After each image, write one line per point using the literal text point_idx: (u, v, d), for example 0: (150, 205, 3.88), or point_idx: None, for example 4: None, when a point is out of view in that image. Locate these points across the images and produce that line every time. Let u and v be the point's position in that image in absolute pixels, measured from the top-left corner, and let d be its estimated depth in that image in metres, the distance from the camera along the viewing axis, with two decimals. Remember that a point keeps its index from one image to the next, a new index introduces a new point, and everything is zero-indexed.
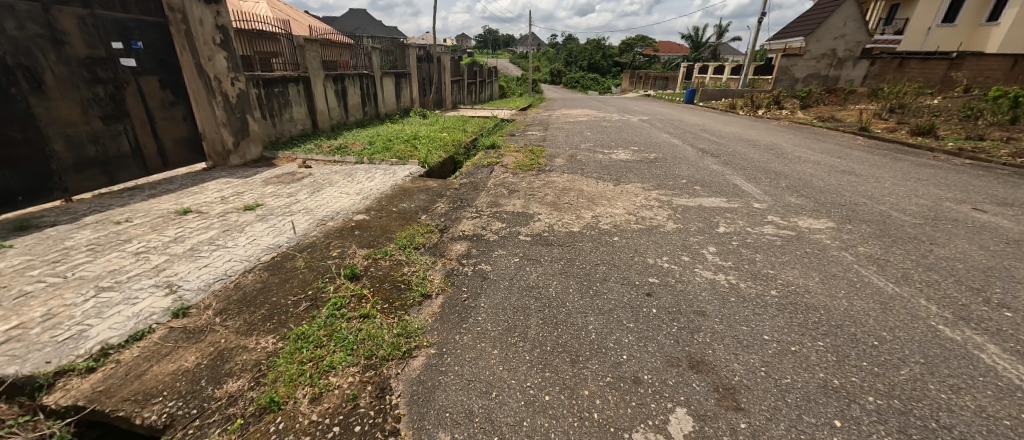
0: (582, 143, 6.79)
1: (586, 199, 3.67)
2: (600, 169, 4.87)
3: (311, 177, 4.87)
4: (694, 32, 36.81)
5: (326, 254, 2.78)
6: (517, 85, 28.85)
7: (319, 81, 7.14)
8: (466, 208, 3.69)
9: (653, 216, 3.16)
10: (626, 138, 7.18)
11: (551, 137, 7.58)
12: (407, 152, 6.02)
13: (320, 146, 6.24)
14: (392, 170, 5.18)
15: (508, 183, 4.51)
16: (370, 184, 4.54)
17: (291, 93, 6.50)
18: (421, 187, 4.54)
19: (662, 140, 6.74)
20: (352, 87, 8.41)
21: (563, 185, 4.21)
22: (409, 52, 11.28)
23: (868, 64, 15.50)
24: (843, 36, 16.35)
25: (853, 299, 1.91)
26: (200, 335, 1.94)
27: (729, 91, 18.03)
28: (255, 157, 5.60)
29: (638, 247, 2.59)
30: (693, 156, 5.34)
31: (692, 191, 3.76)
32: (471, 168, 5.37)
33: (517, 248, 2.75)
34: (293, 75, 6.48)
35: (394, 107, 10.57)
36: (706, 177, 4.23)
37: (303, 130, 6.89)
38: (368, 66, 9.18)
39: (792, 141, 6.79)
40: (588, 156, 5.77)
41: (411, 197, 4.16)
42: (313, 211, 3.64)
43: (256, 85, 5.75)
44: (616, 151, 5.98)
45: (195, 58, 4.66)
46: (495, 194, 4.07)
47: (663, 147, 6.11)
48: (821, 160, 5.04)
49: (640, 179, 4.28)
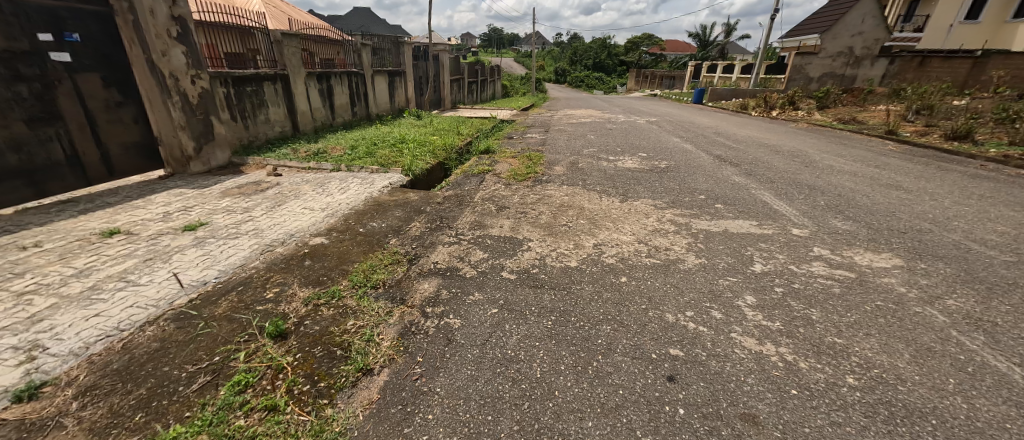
0: (586, 148, 6.17)
1: (587, 220, 3.08)
2: (604, 181, 4.28)
3: (277, 187, 4.31)
4: (702, 30, 35.93)
5: (257, 297, 2.21)
6: (519, 84, 28.21)
7: (300, 79, 6.59)
8: (445, 230, 3.11)
9: (668, 246, 2.57)
10: (633, 142, 6.55)
11: (551, 141, 6.97)
12: (390, 158, 5.45)
13: (297, 150, 5.69)
14: (370, 180, 4.62)
15: (498, 197, 3.92)
16: (341, 197, 3.97)
17: (266, 92, 5.95)
18: (399, 201, 3.97)
19: (673, 146, 6.12)
20: (338, 86, 7.86)
21: (561, 200, 3.62)
22: (403, 49, 10.73)
23: (887, 63, 14.73)
24: (861, 34, 15.42)
25: (973, 399, 1.31)
26: (36, 435, 1.37)
27: (740, 91, 17.29)
28: (221, 163, 5.06)
29: (653, 294, 2.01)
30: (709, 165, 4.73)
31: (713, 211, 3.17)
32: (460, 178, 4.79)
33: (497, 291, 2.17)
34: (269, 73, 5.93)
35: (387, 107, 10.01)
36: (728, 192, 3.63)
37: (282, 133, 6.34)
38: (358, 64, 8.61)
39: (817, 147, 6.16)
40: (591, 164, 5.17)
41: (384, 214, 3.58)
42: (263, 232, 3.07)
43: (224, 83, 5.21)
44: (622, 158, 5.37)
45: (146, 53, 4.12)
46: (481, 211, 3.49)
47: (675, 154, 5.50)
48: (858, 171, 4.42)
49: (651, 194, 3.68)
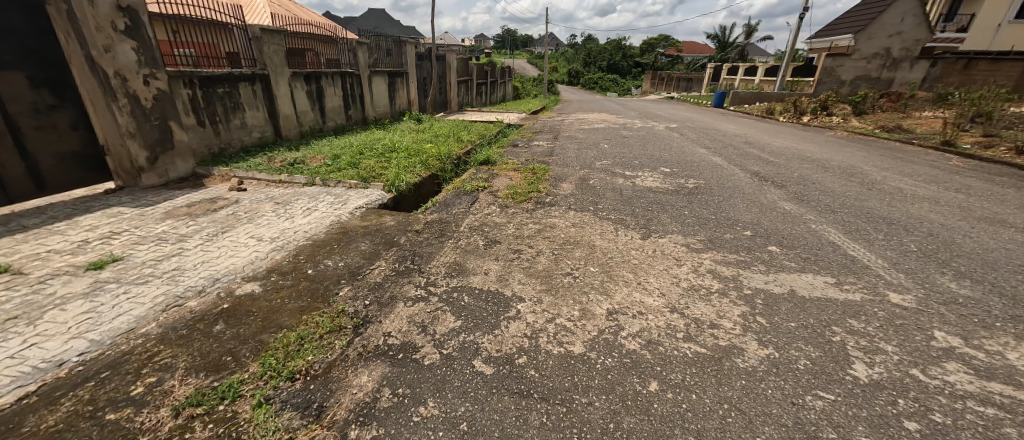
0: (598, 161, 5.40)
1: (599, 268, 2.34)
2: (620, 205, 3.52)
3: (233, 207, 3.67)
4: (721, 31, 34.72)
5: (117, 393, 1.54)
6: (532, 86, 27.53)
7: (284, 80, 6.00)
8: (414, 276, 2.40)
9: (715, 318, 1.81)
10: (653, 153, 5.76)
11: (560, 151, 6.22)
12: (374, 171, 4.78)
13: (272, 159, 5.07)
14: (344, 199, 3.95)
15: (490, 225, 3.20)
16: (302, 223, 3.30)
17: (243, 94, 5.37)
18: (371, 227, 3.29)
19: (700, 159, 5.31)
20: (330, 87, 7.26)
21: (566, 234, 2.89)
22: (406, 48, 10.12)
23: (929, 65, 13.65)
24: (900, 34, 14.26)
25: None
26: None
27: (765, 94, 16.24)
28: (182, 174, 4.46)
29: (705, 427, 1.25)
30: (748, 186, 3.95)
31: (767, 257, 2.39)
32: (449, 197, 4.08)
33: (462, 402, 1.43)
34: (246, 73, 5.33)
35: (386, 110, 9.40)
36: (781, 227, 2.84)
37: (261, 138, 5.75)
38: (353, 63, 8.01)
39: (870, 161, 5.29)
40: (605, 181, 4.41)
41: (346, 247, 2.89)
42: (182, 274, 2.41)
43: (189, 84, 4.62)
44: (641, 175, 4.60)
45: (85, 49, 3.54)
46: (465, 247, 2.78)
47: (704, 170, 4.70)
48: (937, 197, 3.57)
49: (681, 227, 2.92)
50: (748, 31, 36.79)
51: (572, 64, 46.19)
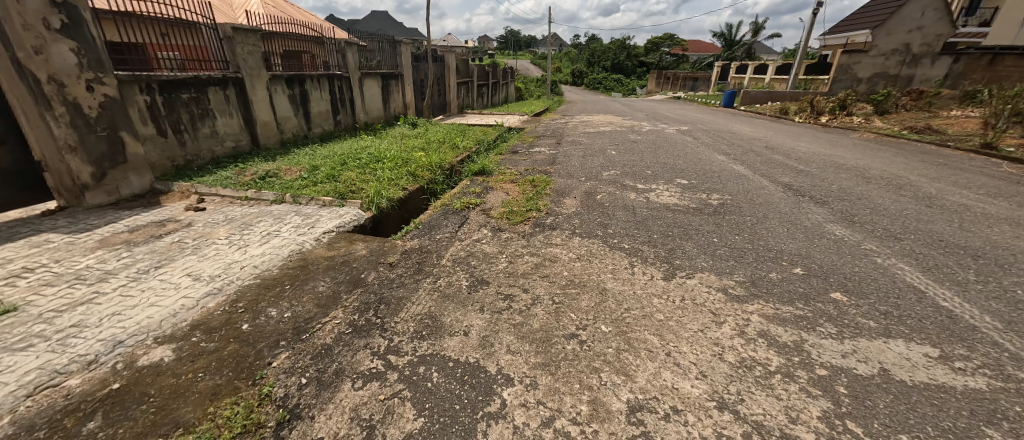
0: (605, 171, 4.84)
1: (613, 327, 1.79)
2: (634, 229, 2.97)
3: (182, 232, 3.16)
4: (727, 29, 33.99)
5: None
6: (535, 87, 27.00)
7: (261, 83, 5.51)
8: (372, 337, 1.85)
9: (784, 423, 1.26)
10: (666, 162, 5.18)
11: (562, 159, 5.68)
12: (354, 185, 4.26)
13: (242, 172, 4.56)
14: (314, 221, 3.43)
15: (478, 257, 2.66)
16: (255, 253, 2.78)
17: (212, 99, 4.87)
18: (337, 259, 2.77)
19: (720, 168, 4.72)
20: (315, 91, 6.76)
21: (569, 272, 2.34)
22: (401, 49, 9.61)
23: (951, 61, 13.02)
24: (921, 28, 13.36)
25: None
26: None
27: (778, 93, 15.57)
28: (136, 191, 3.97)
29: None
30: (782, 203, 3.38)
31: (833, 310, 1.83)
32: (435, 217, 3.56)
33: None
34: (215, 76, 4.84)
35: (379, 114, 8.91)
36: (839, 263, 2.28)
37: (234, 147, 5.25)
38: (342, 65, 7.52)
39: (913, 169, 4.69)
40: (614, 197, 3.85)
41: (299, 288, 2.35)
42: (76, 334, 1.88)
43: (146, 89, 4.13)
44: (655, 188, 4.04)
45: (10, 51, 3.04)
46: (444, 290, 2.24)
47: (727, 181, 4.12)
48: (1014, 217, 2.99)
49: (714, 262, 2.35)
50: (755, 29, 36.06)
51: (575, 64, 45.60)
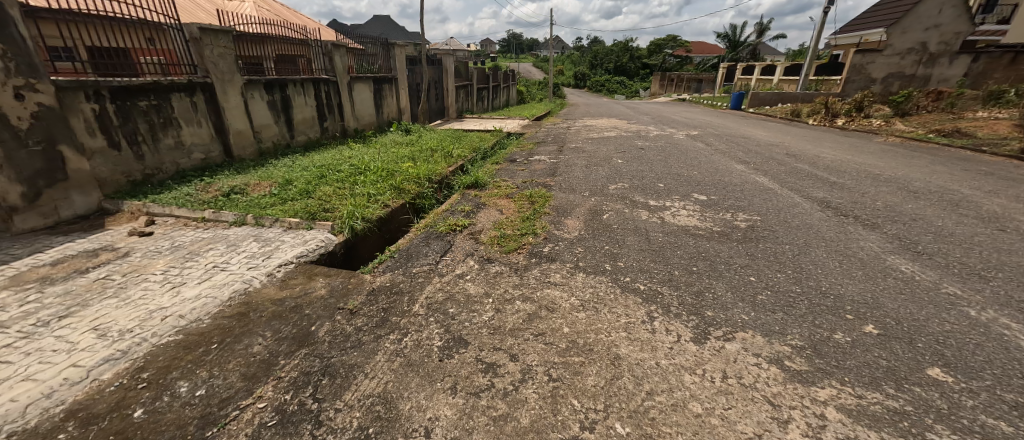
0: (612, 184, 4.34)
1: (633, 428, 1.27)
2: (650, 262, 2.46)
3: (113, 264, 2.67)
4: (732, 30, 33.48)
5: None
6: (537, 90, 26.59)
7: (235, 89, 5.04)
8: (300, 437, 1.34)
9: None
10: (679, 173, 4.67)
11: (564, 169, 5.18)
12: (328, 203, 3.78)
13: (206, 187, 4.09)
14: (273, 248, 2.94)
15: (458, 302, 2.15)
16: (189, 295, 2.28)
17: (176, 107, 4.41)
18: (289, 301, 2.27)
19: (742, 181, 4.20)
20: (299, 96, 6.31)
21: (571, 327, 1.83)
22: (394, 51, 9.17)
23: (970, 61, 12.58)
24: (938, 27, 12.83)
25: None
26: None
27: (788, 95, 15.01)
28: (80, 211, 3.51)
29: None
30: (822, 227, 2.86)
31: (940, 403, 1.31)
32: (415, 243, 3.07)
33: None
34: (179, 82, 4.38)
35: (370, 120, 8.45)
36: (921, 318, 1.76)
37: (204, 159, 4.78)
38: (329, 69, 7.07)
39: (961, 181, 4.15)
40: (624, 217, 3.35)
41: (227, 350, 1.85)
42: None
43: (94, 96, 3.66)
44: (669, 206, 3.52)
45: None
46: (408, 354, 1.74)
47: (753, 197, 3.60)
48: None
49: (757, 315, 1.83)
50: (760, 29, 35.55)
51: (578, 66, 45.19)
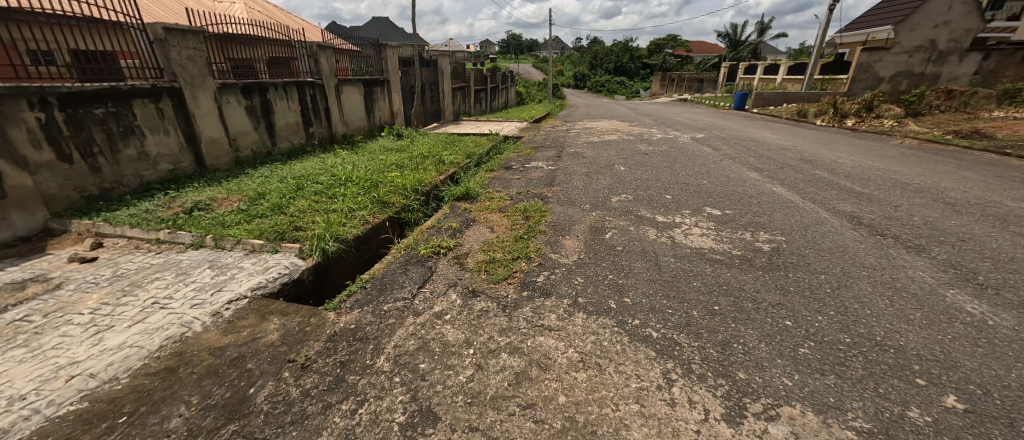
0: (614, 196, 3.96)
1: None
2: (662, 298, 2.07)
3: (38, 301, 2.30)
4: (733, 29, 33.14)
5: None
6: (536, 91, 26.23)
7: (207, 94, 4.68)
8: None
9: None
10: (688, 182, 4.28)
11: (562, 177, 4.81)
12: (300, 220, 3.41)
13: (169, 202, 3.72)
14: (228, 278, 2.56)
15: (432, 353, 1.78)
16: (112, 343, 1.91)
17: (139, 114, 4.04)
18: (232, 350, 1.90)
19: (758, 191, 3.82)
20: (281, 101, 5.95)
21: (568, 395, 1.45)
22: (386, 52, 8.81)
23: (981, 58, 12.17)
24: (948, 23, 12.45)
25: None
26: None
27: (793, 95, 14.64)
28: (21, 232, 3.14)
29: None
30: (858, 250, 2.48)
31: None
32: (392, 269, 2.70)
33: None
34: (142, 87, 4.01)
35: (360, 124, 8.09)
36: (1015, 387, 1.37)
37: (172, 170, 4.41)
38: (315, 71, 6.72)
39: (999, 190, 3.76)
40: (630, 236, 2.96)
41: (136, 425, 1.47)
42: None
43: (39, 104, 3.29)
44: (680, 223, 3.14)
45: None
46: (361, 436, 1.36)
47: (774, 212, 3.22)
48: None
49: (802, 380, 1.45)
50: (760, 28, 35.16)
51: (578, 66, 44.87)
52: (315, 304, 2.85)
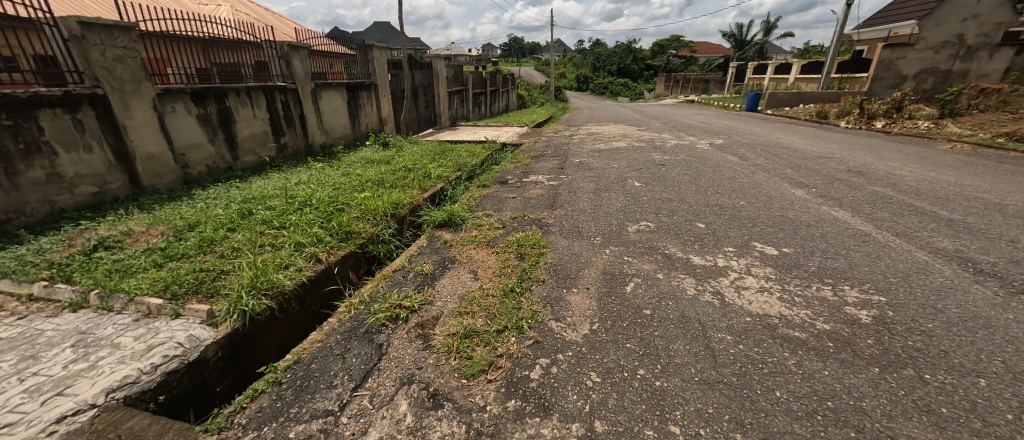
0: (631, 223, 3.18)
1: None
2: (733, 429, 1.27)
3: None
4: (739, 29, 32.30)
5: None
6: (538, 94, 25.53)
7: (144, 101, 3.95)
8: None
9: None
10: (721, 203, 3.49)
11: (566, 196, 4.04)
12: (227, 263, 2.64)
13: (74, 237, 2.97)
14: (88, 366, 1.78)
15: None
16: None
17: (48, 128, 3.30)
18: None
19: (815, 218, 3.02)
20: (243, 109, 5.22)
21: None
22: (374, 54, 8.08)
23: (1013, 53, 10.91)
24: (976, 17, 11.30)
25: None
26: None
27: (809, 95, 13.81)
28: None
29: None
30: (1008, 324, 1.68)
31: None
32: (328, 346, 1.92)
33: None
34: (51, 94, 3.27)
35: (343, 133, 7.35)
36: None
37: (97, 193, 3.66)
38: (286, 75, 5.99)
39: None
40: (660, 290, 2.18)
41: None
42: None
43: None
44: (725, 267, 2.34)
45: None
46: None
47: (849, 251, 2.43)
48: None
49: None
50: (766, 28, 34.36)
51: (581, 68, 44.19)
52: (223, 394, 2.03)
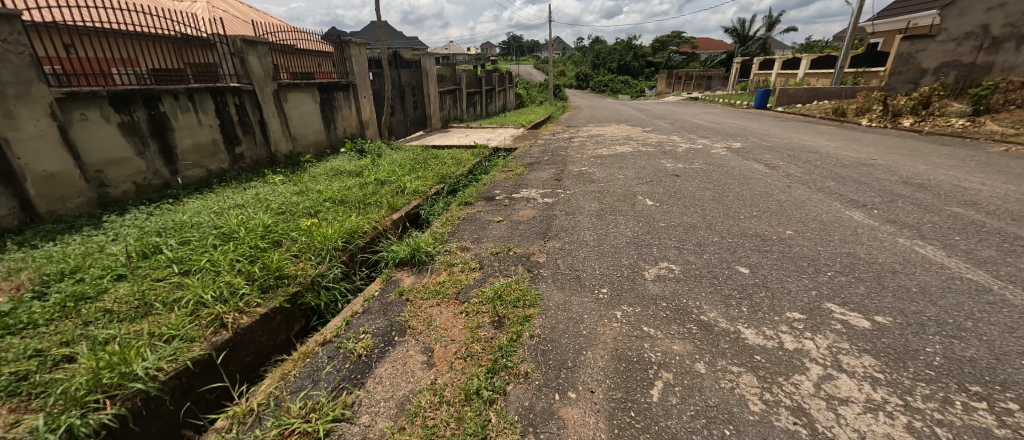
0: (648, 265, 2.40)
1: None
2: None
3: None
4: (743, 25, 31.35)
5: None
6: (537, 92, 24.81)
7: (36, 109, 3.18)
8: None
9: None
10: (762, 233, 2.72)
11: (564, 221, 3.26)
12: (77, 339, 1.85)
13: None
14: None
15: None
16: None
17: None
18: None
19: (897, 259, 2.25)
20: (184, 115, 4.43)
21: None
22: (351, 50, 7.26)
23: None
24: (1004, 6, 9.26)
25: None
26: None
27: (824, 90, 12.98)
28: None
29: None
30: None
31: None
32: None
33: None
34: None
35: (314, 139, 6.55)
36: None
37: None
38: (240, 74, 5.19)
39: None
40: (706, 402, 1.39)
41: None
42: None
43: None
44: (798, 355, 1.56)
45: None
46: None
47: (981, 325, 1.64)
48: None
49: None
50: (768, 23, 33.44)
51: (580, 66, 43.47)
52: None
